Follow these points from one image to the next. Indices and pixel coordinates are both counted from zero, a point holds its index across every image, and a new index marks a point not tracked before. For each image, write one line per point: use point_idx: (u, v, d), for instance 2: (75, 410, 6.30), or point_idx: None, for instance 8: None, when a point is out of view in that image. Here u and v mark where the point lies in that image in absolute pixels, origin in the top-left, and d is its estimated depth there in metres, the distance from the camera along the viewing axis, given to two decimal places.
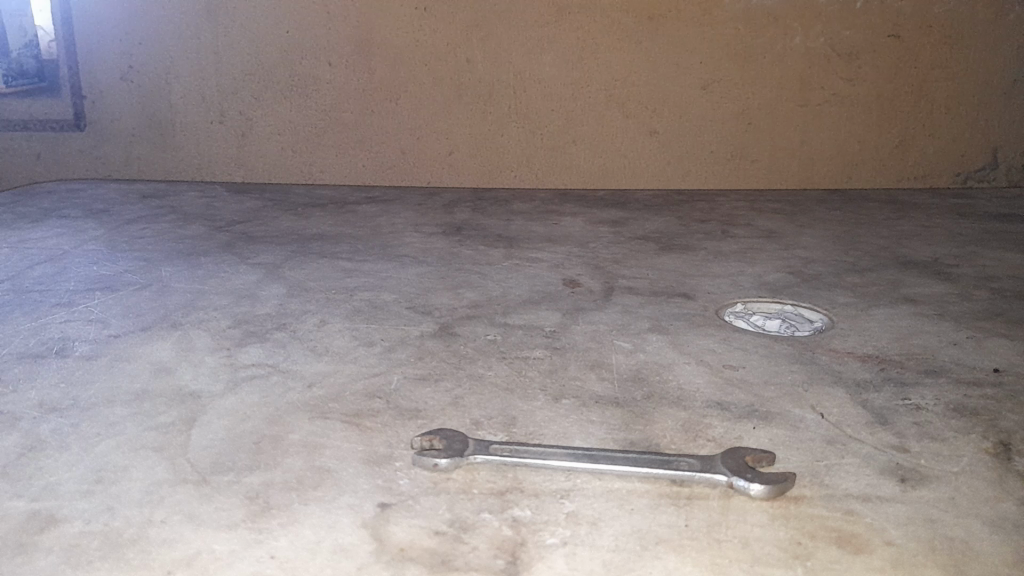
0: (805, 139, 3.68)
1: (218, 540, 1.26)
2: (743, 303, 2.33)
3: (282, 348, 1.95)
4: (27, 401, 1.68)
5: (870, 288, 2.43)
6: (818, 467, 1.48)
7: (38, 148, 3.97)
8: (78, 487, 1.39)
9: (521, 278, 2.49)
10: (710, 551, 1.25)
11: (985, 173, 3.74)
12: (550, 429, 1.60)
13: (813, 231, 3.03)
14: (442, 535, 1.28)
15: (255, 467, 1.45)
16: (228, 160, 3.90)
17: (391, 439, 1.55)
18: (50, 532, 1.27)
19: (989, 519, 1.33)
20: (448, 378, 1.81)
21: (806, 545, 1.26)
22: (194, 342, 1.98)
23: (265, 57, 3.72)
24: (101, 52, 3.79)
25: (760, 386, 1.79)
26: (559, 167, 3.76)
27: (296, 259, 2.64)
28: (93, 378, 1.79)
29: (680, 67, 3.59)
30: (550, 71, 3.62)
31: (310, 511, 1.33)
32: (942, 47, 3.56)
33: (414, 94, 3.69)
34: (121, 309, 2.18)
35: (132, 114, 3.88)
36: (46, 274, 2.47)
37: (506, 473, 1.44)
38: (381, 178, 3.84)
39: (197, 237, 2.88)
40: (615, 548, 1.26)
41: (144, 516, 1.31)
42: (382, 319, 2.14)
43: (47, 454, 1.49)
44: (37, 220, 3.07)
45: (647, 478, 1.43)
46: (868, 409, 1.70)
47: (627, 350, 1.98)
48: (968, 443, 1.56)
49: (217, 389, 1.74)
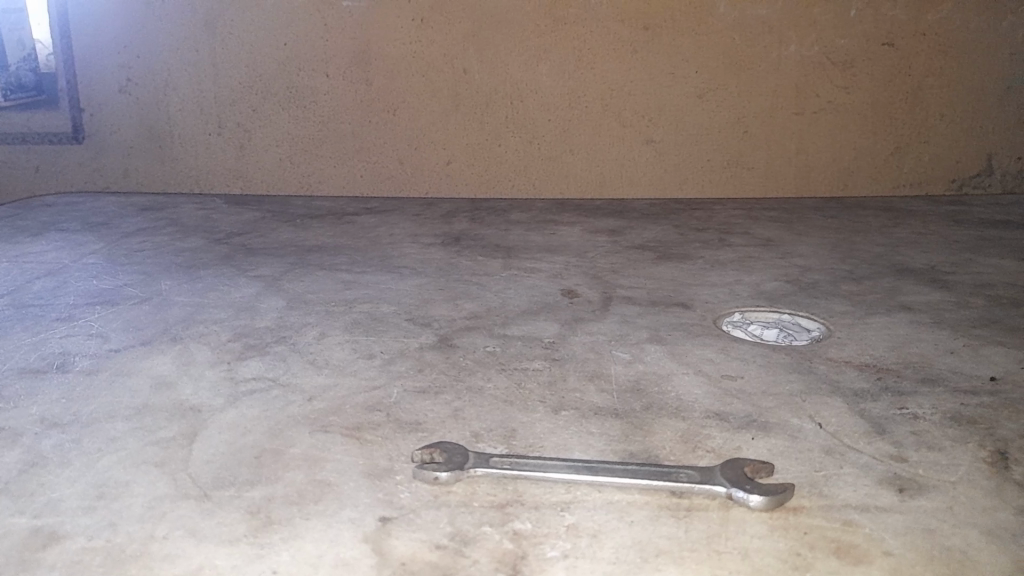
0: (801, 147, 3.70)
1: (220, 555, 1.26)
2: (741, 313, 2.34)
3: (282, 361, 1.95)
4: (29, 417, 1.69)
5: (867, 296, 2.44)
6: (816, 477, 1.49)
7: (37, 161, 3.98)
8: (80, 504, 1.39)
9: (519, 288, 2.50)
10: (710, 562, 1.26)
11: (981, 179, 3.76)
12: (550, 440, 1.61)
13: (810, 239, 3.04)
14: (443, 548, 1.28)
15: (257, 481, 1.45)
16: (226, 171, 3.91)
17: (392, 453, 1.55)
18: (53, 549, 1.28)
19: (987, 529, 1.34)
20: (447, 391, 1.81)
21: (805, 556, 1.27)
22: (194, 356, 1.98)
23: (263, 69, 3.73)
24: (99, 65, 3.80)
25: (759, 396, 1.80)
26: (557, 177, 3.78)
27: (296, 271, 2.65)
28: (96, 393, 1.79)
29: (675, 75, 3.61)
30: (546, 81, 3.64)
31: (311, 526, 1.33)
32: (936, 55, 3.58)
33: (412, 104, 3.71)
34: (121, 323, 2.19)
35: (130, 126, 3.89)
36: (45, 288, 2.47)
37: (507, 486, 1.45)
38: (379, 188, 3.85)
39: (196, 250, 2.89)
40: (615, 560, 1.26)
41: (147, 532, 1.32)
42: (381, 331, 2.14)
43: (48, 470, 1.49)
44: (37, 234, 3.09)
45: (647, 490, 1.44)
46: (866, 418, 1.71)
47: (625, 361, 1.99)
48: (965, 452, 1.57)
49: (218, 402, 1.75)
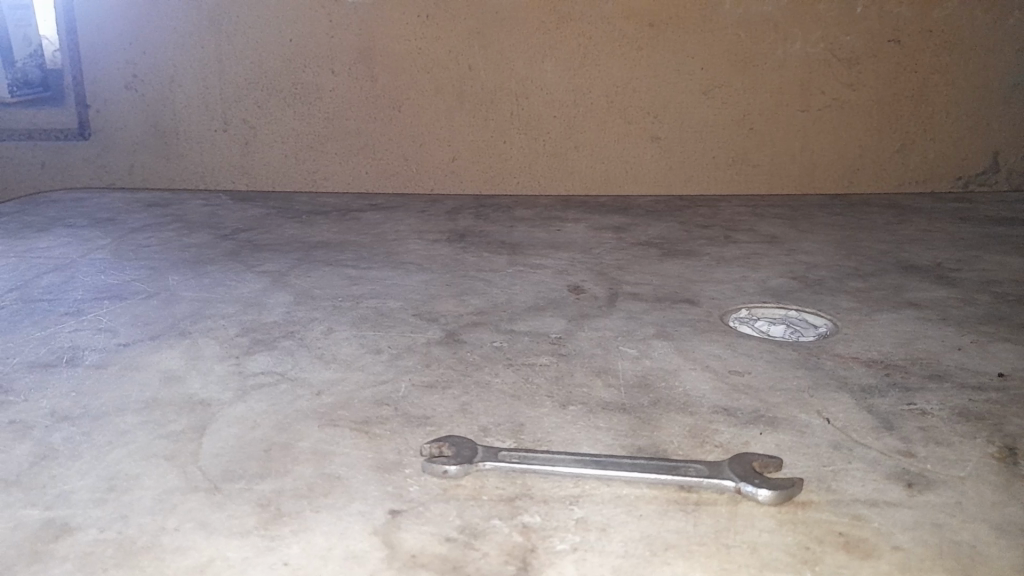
0: (806, 145, 3.70)
1: (230, 547, 1.27)
2: (748, 309, 2.34)
3: (290, 356, 1.96)
4: (39, 410, 1.69)
5: (874, 293, 2.44)
6: (825, 472, 1.49)
7: (43, 157, 3.98)
8: (90, 496, 1.40)
9: (526, 285, 2.50)
10: (719, 556, 1.26)
11: (986, 176, 3.76)
12: (558, 435, 1.61)
13: (815, 236, 3.04)
14: (453, 541, 1.29)
15: (266, 474, 1.46)
16: (232, 167, 3.91)
17: (400, 446, 1.56)
18: (64, 541, 1.28)
19: (995, 524, 1.34)
20: (455, 386, 1.82)
21: (814, 550, 1.27)
22: (202, 350, 1.99)
23: (268, 65, 3.73)
24: (105, 61, 3.81)
25: (767, 392, 1.80)
26: (561, 174, 3.78)
27: (303, 267, 2.66)
28: (105, 386, 1.80)
29: (680, 72, 3.60)
30: (551, 78, 3.64)
31: (321, 519, 1.34)
32: (941, 52, 3.58)
33: (416, 101, 3.71)
34: (129, 318, 2.19)
35: (136, 122, 3.90)
36: (53, 283, 2.48)
37: (515, 480, 1.45)
38: (384, 184, 3.85)
39: (203, 245, 2.89)
40: (624, 554, 1.26)
41: (158, 524, 1.32)
42: (388, 326, 2.15)
43: (59, 463, 1.50)
44: (43, 229, 3.09)
45: (655, 484, 1.44)
46: (874, 414, 1.71)
47: (632, 356, 1.99)
48: (973, 448, 1.57)
49: (227, 396, 1.75)
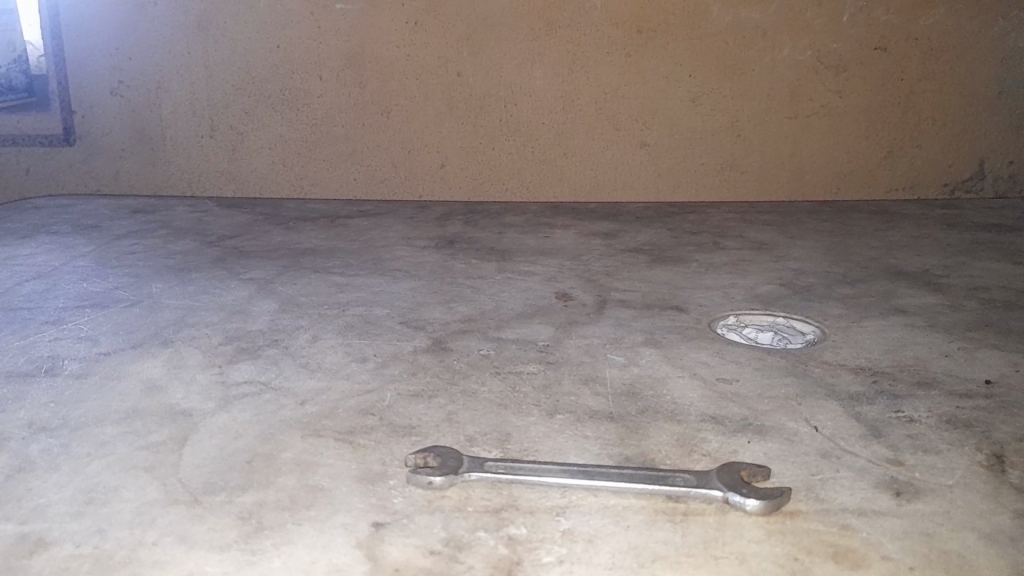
0: (795, 151, 3.70)
1: (211, 562, 1.24)
2: (736, 316, 2.34)
3: (274, 365, 1.93)
4: (17, 421, 1.67)
5: (862, 299, 2.44)
6: (813, 481, 1.47)
7: (27, 163, 3.95)
8: (68, 509, 1.37)
9: (513, 292, 2.48)
10: (707, 568, 1.25)
11: (974, 183, 3.76)
12: (544, 444, 1.59)
13: (804, 243, 3.03)
14: (438, 554, 1.27)
15: (250, 486, 1.44)
16: (218, 174, 3.89)
17: (385, 457, 1.54)
18: (40, 556, 1.26)
19: (985, 532, 1.33)
20: (441, 395, 1.80)
21: (803, 561, 1.26)
22: (185, 359, 1.96)
23: (256, 71, 3.71)
24: (91, 67, 3.78)
25: (755, 399, 1.79)
26: (550, 180, 3.77)
27: (288, 274, 2.63)
28: (85, 397, 1.77)
29: (669, 79, 3.60)
30: (540, 84, 3.63)
31: (304, 531, 1.32)
32: (929, 59, 3.59)
33: (405, 107, 3.69)
34: (111, 326, 2.17)
35: (121, 128, 3.87)
36: (35, 291, 2.45)
37: (501, 490, 1.43)
38: (373, 191, 3.83)
39: (189, 252, 2.87)
40: (611, 566, 1.25)
41: (136, 538, 1.30)
42: (374, 335, 2.13)
43: (36, 475, 1.47)
44: (25, 237, 3.06)
45: (642, 494, 1.42)
46: (862, 421, 1.70)
47: (620, 364, 1.98)
48: (962, 456, 1.56)
49: (208, 406, 1.73)
